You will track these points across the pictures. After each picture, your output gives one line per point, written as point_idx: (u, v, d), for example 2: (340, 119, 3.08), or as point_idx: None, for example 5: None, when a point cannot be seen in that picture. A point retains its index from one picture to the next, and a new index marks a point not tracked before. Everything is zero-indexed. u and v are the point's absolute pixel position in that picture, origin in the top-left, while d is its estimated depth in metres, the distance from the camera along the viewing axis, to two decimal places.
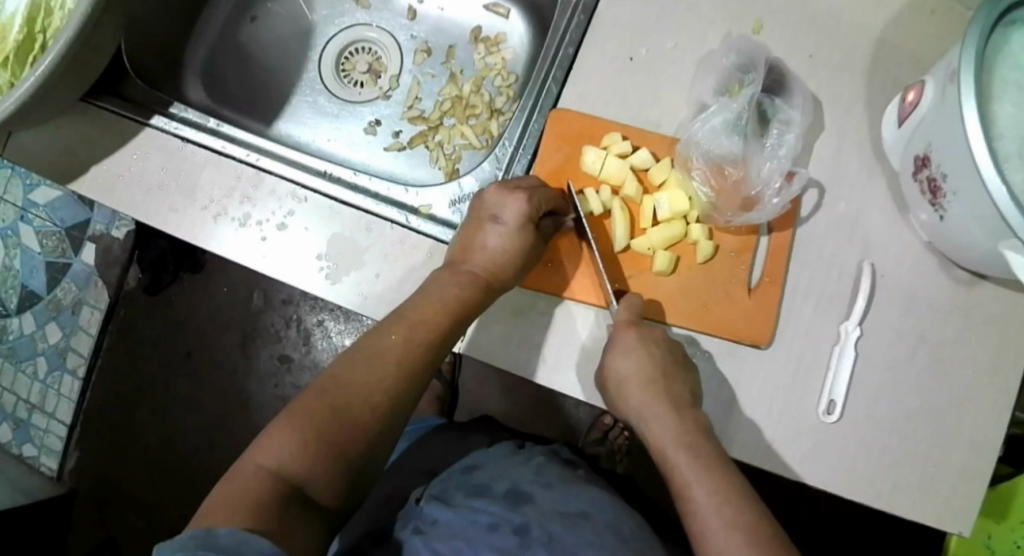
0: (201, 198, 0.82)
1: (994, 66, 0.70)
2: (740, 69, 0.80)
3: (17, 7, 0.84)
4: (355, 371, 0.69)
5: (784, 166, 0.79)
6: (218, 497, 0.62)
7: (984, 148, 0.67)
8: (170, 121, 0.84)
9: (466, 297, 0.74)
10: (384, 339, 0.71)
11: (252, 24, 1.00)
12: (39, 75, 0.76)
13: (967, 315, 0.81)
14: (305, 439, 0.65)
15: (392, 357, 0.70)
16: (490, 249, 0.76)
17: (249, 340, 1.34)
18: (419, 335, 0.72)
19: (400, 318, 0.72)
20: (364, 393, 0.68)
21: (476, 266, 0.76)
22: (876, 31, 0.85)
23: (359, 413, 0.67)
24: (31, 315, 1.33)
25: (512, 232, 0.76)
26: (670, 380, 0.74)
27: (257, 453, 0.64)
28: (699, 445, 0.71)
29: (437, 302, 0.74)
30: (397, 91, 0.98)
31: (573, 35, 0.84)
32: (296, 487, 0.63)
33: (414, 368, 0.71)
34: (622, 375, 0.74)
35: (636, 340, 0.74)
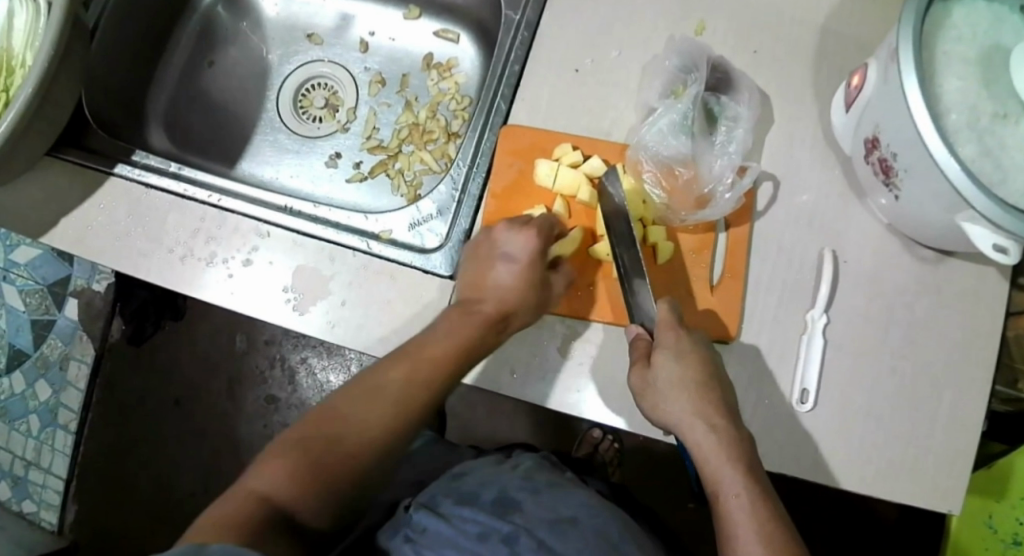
0: (167, 242, 0.84)
1: (935, 43, 0.71)
2: (683, 71, 0.82)
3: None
4: (355, 408, 0.70)
5: (734, 159, 0.80)
6: (207, 518, 0.63)
7: (930, 123, 0.68)
8: (134, 169, 0.86)
9: (469, 337, 0.74)
10: (384, 376, 0.72)
11: (211, 69, 1.02)
12: (5, 129, 0.78)
13: (935, 292, 0.82)
14: (297, 467, 0.66)
15: (393, 397, 0.71)
16: (500, 285, 0.77)
17: (236, 382, 1.35)
18: (419, 378, 0.72)
19: (406, 355, 0.73)
20: (359, 426, 0.70)
21: (486, 305, 0.76)
22: (816, 22, 0.86)
23: (352, 446, 0.69)
24: (21, 373, 1.34)
25: (523, 268, 0.77)
26: (719, 388, 0.73)
27: (251, 479, 0.66)
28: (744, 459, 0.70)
29: (444, 341, 0.74)
30: (354, 123, 0.99)
31: (518, 52, 0.86)
32: (285, 512, 0.65)
33: (411, 408, 0.72)
34: (673, 382, 0.73)
35: (690, 349, 0.74)
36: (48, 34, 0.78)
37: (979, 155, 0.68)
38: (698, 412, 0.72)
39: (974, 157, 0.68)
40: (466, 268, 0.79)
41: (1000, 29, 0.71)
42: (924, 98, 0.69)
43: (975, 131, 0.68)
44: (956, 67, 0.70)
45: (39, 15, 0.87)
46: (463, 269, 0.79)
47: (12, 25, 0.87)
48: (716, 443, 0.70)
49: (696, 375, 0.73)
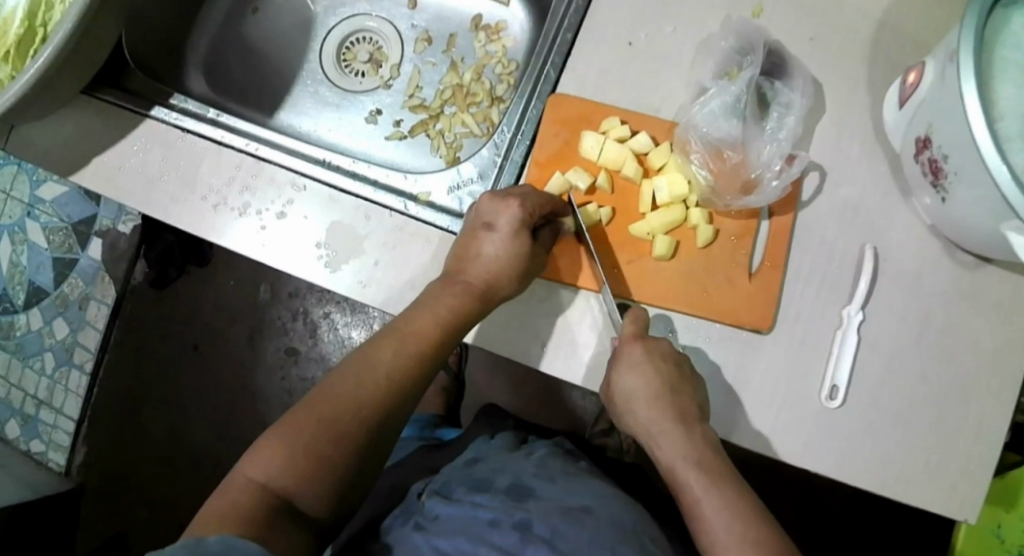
0: (201, 189, 0.83)
1: (994, 47, 0.70)
2: (739, 53, 0.80)
3: (19, 1, 0.85)
4: (342, 387, 0.69)
5: (785, 147, 0.78)
6: (210, 510, 0.63)
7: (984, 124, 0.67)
8: (171, 112, 0.85)
9: (460, 308, 0.73)
10: (373, 353, 0.71)
11: (254, 16, 0.99)
12: (40, 65, 0.77)
13: (973, 299, 0.82)
14: (293, 454, 0.66)
15: (380, 373, 0.70)
16: (487, 258, 0.75)
17: (258, 332, 1.34)
18: (410, 352, 0.72)
19: (392, 331, 0.72)
20: (351, 404, 0.68)
21: (473, 275, 0.74)
22: (877, 13, 0.85)
23: (346, 424, 0.68)
24: (39, 311, 1.34)
25: (506, 240, 0.74)
26: (678, 395, 0.72)
27: (247, 466, 0.66)
28: (709, 463, 0.71)
29: (431, 314, 0.73)
30: (398, 80, 0.97)
31: (572, 20, 0.83)
32: (286, 499, 0.65)
33: (404, 381, 0.71)
34: (629, 392, 0.73)
35: (641, 356, 0.73)
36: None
37: None
38: (657, 423, 0.73)
39: None
40: (455, 244, 0.77)
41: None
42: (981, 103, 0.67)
43: None
44: (1014, 73, 0.69)
45: None
46: (453, 245, 0.77)
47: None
48: (677, 452, 0.72)
49: (651, 384, 0.72)
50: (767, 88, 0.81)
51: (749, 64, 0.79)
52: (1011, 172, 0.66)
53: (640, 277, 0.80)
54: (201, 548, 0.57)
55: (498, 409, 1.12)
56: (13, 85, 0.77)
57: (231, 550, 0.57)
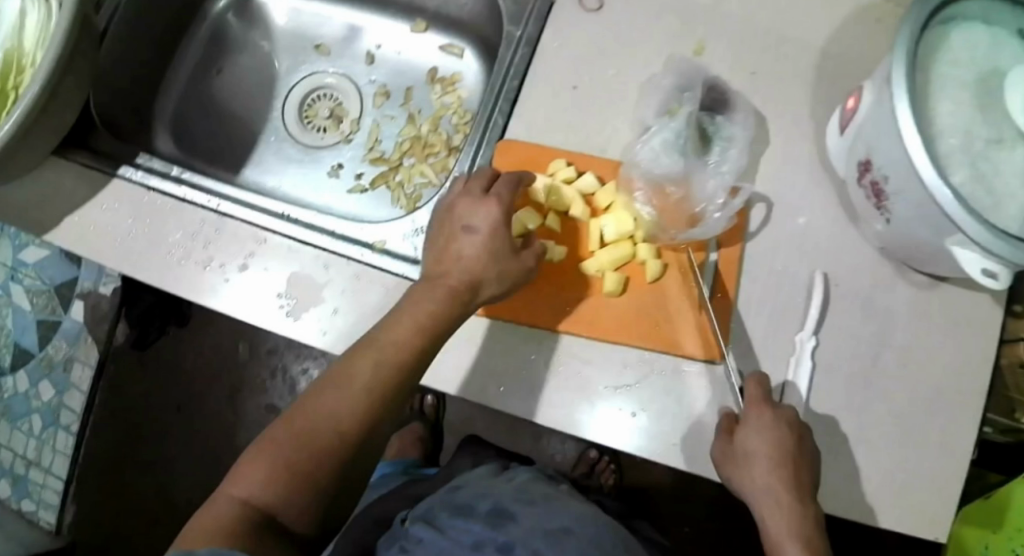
0: (166, 244, 0.85)
1: (929, 66, 0.76)
2: (680, 89, 0.83)
3: None
4: (325, 397, 0.70)
5: (729, 179, 0.81)
6: (197, 527, 0.65)
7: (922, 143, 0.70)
8: (138, 171, 0.88)
9: (439, 312, 0.73)
10: (355, 360, 0.71)
11: (220, 76, 1.01)
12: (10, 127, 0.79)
13: (928, 318, 0.84)
14: (276, 466, 0.67)
15: (359, 384, 0.70)
16: (467, 259, 0.75)
17: (237, 392, 1.34)
18: (390, 358, 0.71)
19: (375, 337, 0.73)
20: (332, 415, 0.69)
21: (454, 279, 0.75)
22: (819, 42, 0.87)
23: (327, 434, 0.68)
24: (25, 373, 1.29)
25: (486, 242, 0.75)
26: (800, 468, 0.73)
27: (232, 484, 0.67)
28: (814, 538, 0.72)
29: (411, 316, 0.73)
30: (358, 134, 0.98)
31: (518, 67, 0.85)
32: (268, 514, 0.65)
33: (388, 386, 0.71)
34: (755, 456, 0.74)
35: (776, 427, 0.74)
36: (55, 40, 0.79)
37: (970, 180, 0.73)
38: (771, 492, 0.74)
39: (965, 182, 0.73)
40: (434, 248, 0.77)
41: (998, 51, 0.76)
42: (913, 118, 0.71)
43: (963, 157, 0.73)
44: (951, 89, 0.75)
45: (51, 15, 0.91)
46: (432, 249, 0.78)
47: (23, 24, 0.91)
48: (782, 522, 0.73)
49: (778, 454, 0.73)
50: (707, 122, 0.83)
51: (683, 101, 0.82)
52: (953, 191, 0.70)
53: (592, 314, 0.81)
54: None
55: (477, 438, 1.15)
56: None
57: None
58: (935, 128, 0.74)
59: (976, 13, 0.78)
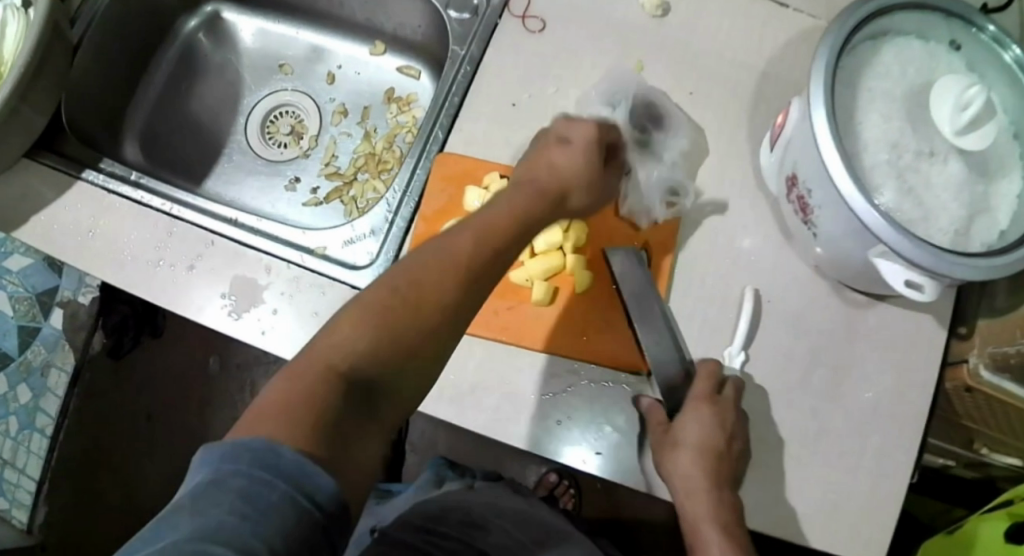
0: (120, 244, 0.88)
1: (855, 84, 0.77)
2: (612, 102, 0.86)
3: None
4: (427, 272, 0.63)
5: (658, 192, 0.84)
6: (281, 390, 0.56)
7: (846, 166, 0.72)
8: (100, 175, 0.91)
9: (535, 209, 0.69)
10: (455, 240, 0.64)
11: (188, 91, 1.05)
12: None
13: (867, 337, 0.85)
14: (373, 341, 0.60)
15: (462, 263, 0.64)
16: (557, 165, 0.72)
17: (207, 403, 1.33)
18: (490, 241, 0.65)
19: (472, 220, 0.66)
20: (434, 291, 0.62)
21: (545, 181, 0.71)
22: (759, 64, 0.89)
23: (429, 313, 0.62)
24: (3, 375, 1.32)
25: (579, 152, 0.73)
26: (725, 463, 0.77)
27: (319, 349, 0.59)
28: (732, 527, 0.75)
29: (511, 203, 0.68)
30: (315, 151, 1.02)
31: (459, 86, 0.89)
32: (362, 392, 0.58)
33: (488, 273, 0.65)
34: (688, 443, 0.76)
35: (711, 419, 0.76)
36: (23, 52, 0.83)
37: (896, 203, 0.74)
38: (699, 480, 0.76)
39: (891, 205, 0.73)
40: (527, 155, 0.74)
41: (929, 67, 0.77)
42: (828, 127, 0.73)
43: (890, 171, 0.74)
44: (880, 103, 0.76)
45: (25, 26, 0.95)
46: (525, 156, 0.74)
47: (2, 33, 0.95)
48: (705, 507, 0.75)
49: (709, 445, 0.76)
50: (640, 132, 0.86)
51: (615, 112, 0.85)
52: (880, 213, 0.71)
53: (522, 321, 0.83)
54: (278, 453, 0.51)
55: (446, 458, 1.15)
56: None
57: (304, 469, 0.51)
58: (860, 144, 0.75)
59: (909, 27, 0.79)
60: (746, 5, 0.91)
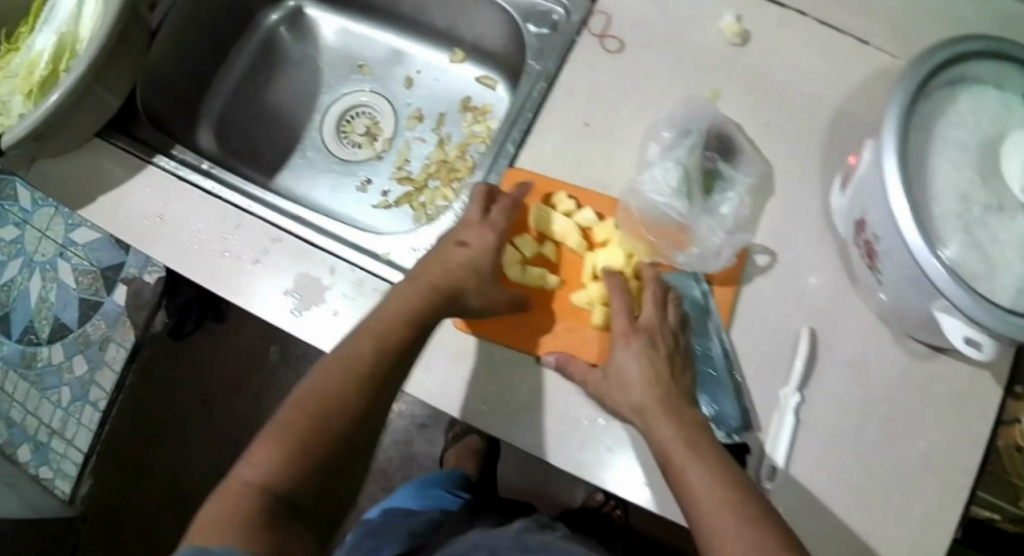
0: (189, 232, 0.89)
1: (927, 133, 0.76)
2: (683, 130, 0.85)
3: (46, 46, 0.95)
4: (325, 381, 0.70)
5: (719, 226, 0.84)
6: (209, 516, 0.63)
7: (913, 214, 0.71)
8: (172, 162, 0.93)
9: (432, 304, 0.75)
10: (354, 349, 0.71)
11: (265, 83, 1.07)
12: (50, 105, 0.85)
13: (920, 386, 0.84)
14: (284, 450, 0.67)
15: (363, 364, 0.71)
16: (460, 259, 0.78)
17: (265, 391, 1.36)
18: (387, 346, 0.72)
19: (369, 329, 0.73)
20: (339, 397, 0.69)
21: (441, 278, 0.77)
22: (837, 100, 0.88)
23: (337, 414, 0.69)
24: (61, 346, 1.35)
25: (483, 241, 0.79)
26: (675, 384, 0.75)
27: (243, 471, 0.66)
28: (701, 445, 0.71)
29: (399, 307, 0.74)
30: (389, 153, 1.04)
31: (535, 101, 0.88)
32: (285, 500, 0.65)
33: (386, 370, 0.72)
34: (624, 369, 0.76)
35: (638, 337, 0.77)
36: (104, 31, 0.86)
37: (960, 256, 0.72)
38: (650, 399, 0.74)
39: (956, 259, 0.72)
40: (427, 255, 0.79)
41: (1006, 119, 0.76)
42: (901, 180, 0.73)
43: (960, 224, 0.73)
44: (951, 153, 0.75)
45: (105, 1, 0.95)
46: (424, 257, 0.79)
47: (80, 10, 0.95)
48: (668, 429, 0.72)
49: (649, 361, 0.76)
50: (710, 162, 0.87)
51: (686, 141, 0.85)
52: (943, 265, 0.71)
53: (581, 346, 0.82)
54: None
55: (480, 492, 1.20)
56: (31, 115, 0.85)
57: None
58: (929, 192, 0.74)
59: (984, 76, 0.78)
60: (831, 37, 0.89)
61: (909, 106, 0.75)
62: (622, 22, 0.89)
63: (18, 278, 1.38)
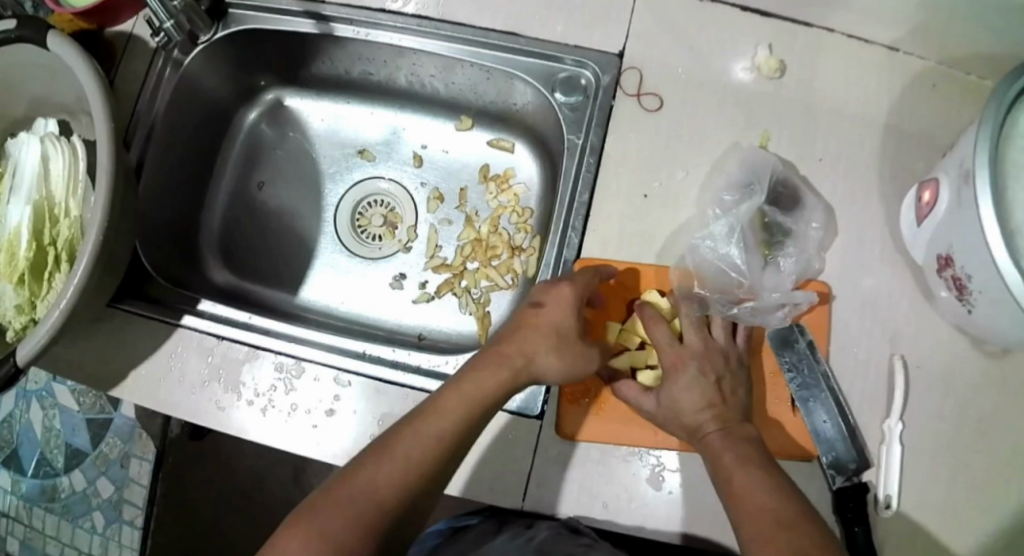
0: (246, 393, 0.83)
1: (1007, 158, 0.73)
2: (749, 181, 0.84)
3: (23, 218, 0.85)
4: (371, 470, 0.67)
5: (791, 277, 0.83)
6: None
7: (1003, 246, 0.70)
8: (202, 320, 0.86)
9: (493, 388, 0.72)
10: (404, 436, 0.69)
11: (261, 189, 1.00)
12: (71, 299, 0.76)
13: (1003, 386, 0.83)
14: (314, 538, 0.63)
15: (407, 456, 0.68)
16: (535, 337, 0.76)
17: (301, 470, 1.31)
18: (440, 434, 0.69)
19: (425, 413, 0.70)
20: (377, 487, 0.66)
21: (513, 360, 0.75)
22: (883, 118, 0.85)
23: (377, 504, 0.65)
24: (80, 472, 1.29)
25: (565, 309, 0.77)
26: (732, 399, 0.77)
27: (267, 552, 0.63)
28: (747, 450, 0.73)
29: (465, 392, 0.72)
30: (416, 242, 0.99)
31: (585, 180, 0.86)
32: None
33: (435, 467, 0.68)
34: (674, 394, 0.77)
35: (693, 368, 0.77)
36: (99, 193, 0.76)
37: None
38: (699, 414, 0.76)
39: None
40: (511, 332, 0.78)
41: None
42: (995, 216, 0.71)
43: None
44: None
45: (79, 158, 0.86)
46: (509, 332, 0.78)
47: (49, 170, 0.85)
48: (718, 438, 0.74)
49: (705, 384, 0.77)
50: (770, 216, 0.85)
51: (748, 203, 0.83)
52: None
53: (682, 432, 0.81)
54: None
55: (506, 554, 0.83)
56: (47, 317, 0.76)
57: None
58: (1013, 219, 0.71)
59: None
60: (865, 53, 0.86)
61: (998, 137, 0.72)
62: (656, 76, 0.86)
63: (17, 411, 1.30)
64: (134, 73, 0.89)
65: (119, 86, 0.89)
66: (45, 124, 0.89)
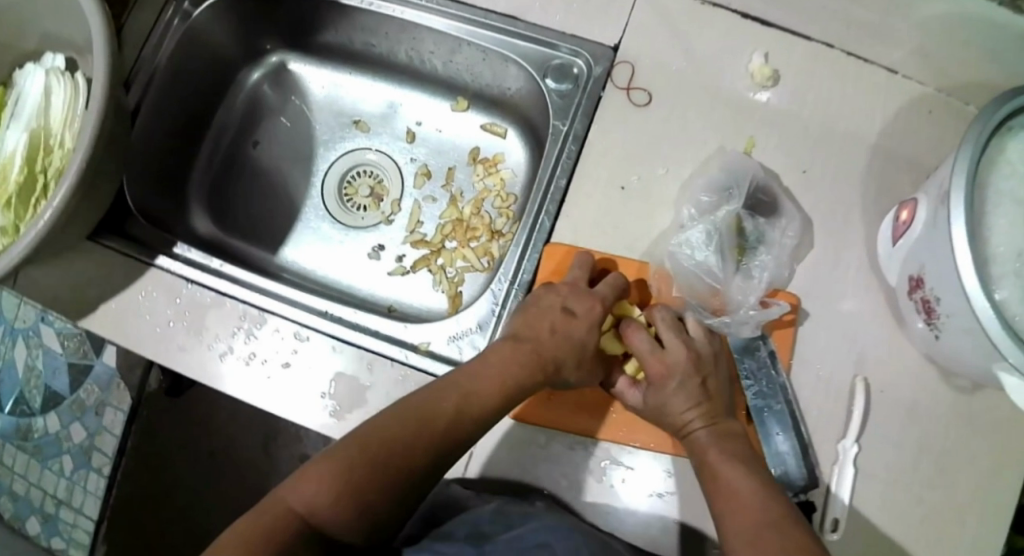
0: (208, 337, 0.84)
1: (989, 179, 0.71)
2: (726, 188, 0.83)
3: (18, 145, 0.87)
4: (399, 430, 0.68)
5: (761, 285, 0.81)
6: (246, 524, 0.63)
7: (973, 266, 0.68)
8: (176, 262, 0.87)
9: (524, 376, 0.73)
10: (433, 402, 0.71)
11: (255, 148, 1.03)
12: (45, 223, 0.77)
13: (967, 421, 0.81)
14: (338, 486, 0.65)
15: (438, 422, 0.70)
16: (564, 327, 0.76)
17: (272, 439, 1.34)
18: (467, 408, 0.71)
19: (453, 385, 0.72)
20: (405, 446, 0.68)
21: (543, 347, 0.75)
22: (872, 137, 0.85)
23: (406, 460, 0.68)
24: (56, 415, 1.29)
25: (591, 303, 0.77)
26: (721, 404, 0.75)
27: (290, 493, 0.65)
28: (741, 456, 0.71)
29: (495, 374, 0.73)
30: (398, 216, 1.00)
31: (564, 165, 0.86)
32: (317, 529, 0.65)
33: (458, 437, 0.70)
34: (658, 399, 0.76)
35: (677, 374, 0.76)
36: (87, 123, 0.78)
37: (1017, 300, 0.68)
38: (688, 416, 0.74)
39: (1005, 300, 0.68)
40: (528, 311, 0.77)
41: None
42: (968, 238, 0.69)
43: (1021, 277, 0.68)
44: (1009, 207, 0.70)
45: (79, 96, 0.88)
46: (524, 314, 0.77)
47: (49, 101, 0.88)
48: (712, 441, 0.72)
49: (697, 387, 0.75)
50: (746, 221, 0.83)
51: (727, 204, 0.82)
52: (993, 308, 0.67)
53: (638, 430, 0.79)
54: None
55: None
56: (24, 237, 0.77)
57: None
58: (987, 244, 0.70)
59: None
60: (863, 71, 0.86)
61: (980, 155, 0.71)
62: (649, 72, 0.87)
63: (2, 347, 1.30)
64: (143, 20, 0.91)
65: (127, 30, 0.90)
66: (52, 59, 0.91)
